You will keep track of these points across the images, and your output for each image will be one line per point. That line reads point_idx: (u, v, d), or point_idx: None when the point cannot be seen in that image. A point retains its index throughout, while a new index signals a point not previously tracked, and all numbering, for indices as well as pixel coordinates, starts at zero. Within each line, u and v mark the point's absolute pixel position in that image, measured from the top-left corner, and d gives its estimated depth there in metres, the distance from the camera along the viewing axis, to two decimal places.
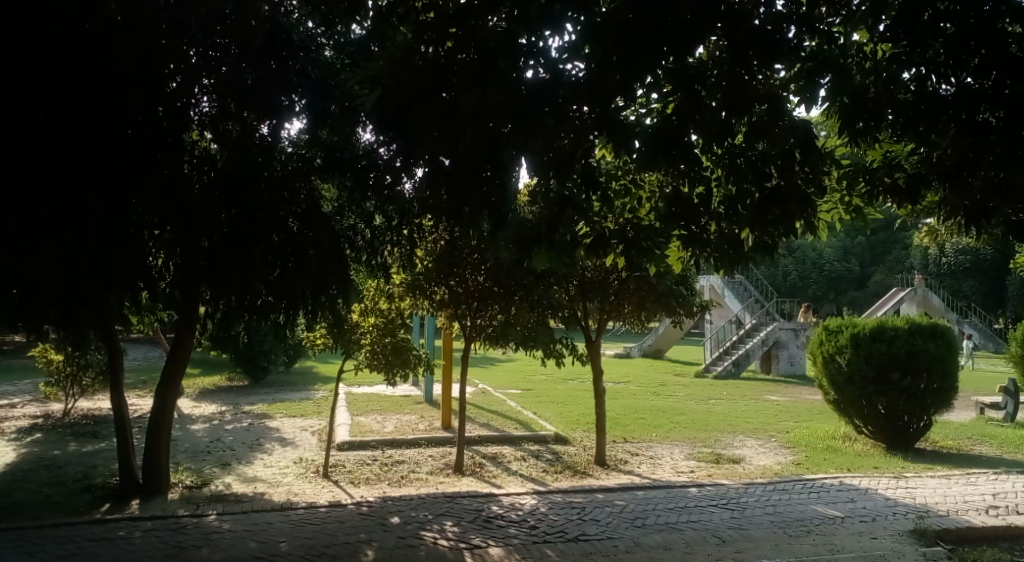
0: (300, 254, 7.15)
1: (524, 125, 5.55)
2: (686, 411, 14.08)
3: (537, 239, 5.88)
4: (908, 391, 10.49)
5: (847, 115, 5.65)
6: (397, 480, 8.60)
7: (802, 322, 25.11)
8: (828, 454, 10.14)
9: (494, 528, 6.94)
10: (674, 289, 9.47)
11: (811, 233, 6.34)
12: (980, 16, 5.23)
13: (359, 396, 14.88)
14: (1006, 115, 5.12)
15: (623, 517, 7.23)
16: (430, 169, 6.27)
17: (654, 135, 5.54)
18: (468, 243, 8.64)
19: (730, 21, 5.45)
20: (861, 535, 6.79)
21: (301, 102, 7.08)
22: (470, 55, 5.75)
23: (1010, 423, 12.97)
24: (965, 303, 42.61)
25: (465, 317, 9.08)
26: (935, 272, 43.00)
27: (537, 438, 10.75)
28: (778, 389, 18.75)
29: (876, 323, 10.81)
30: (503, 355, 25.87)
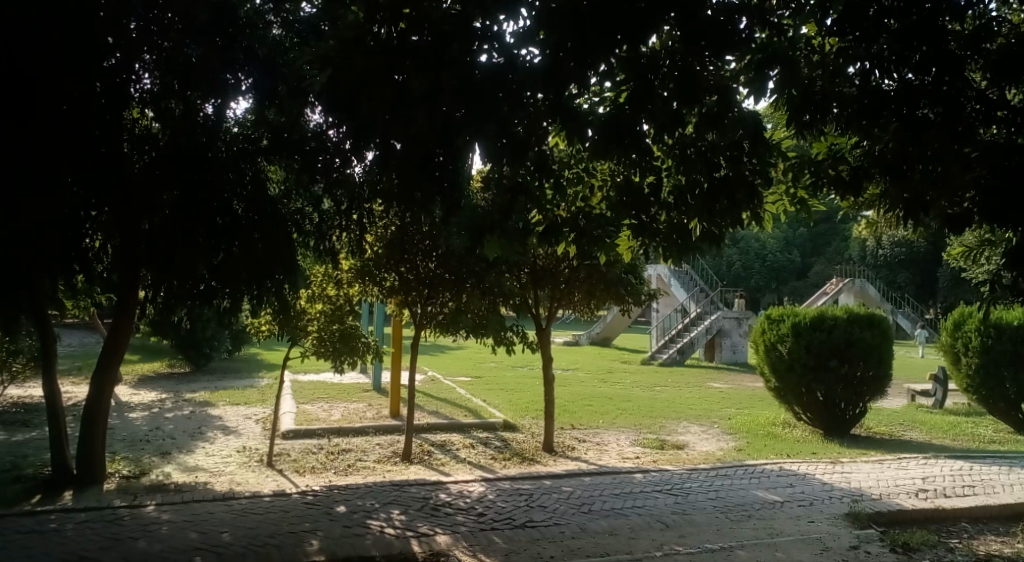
0: (245, 238, 7.01)
1: (477, 111, 5.50)
2: (631, 397, 14.27)
3: (491, 227, 5.88)
4: (845, 379, 10.84)
5: (795, 106, 5.82)
6: (343, 469, 8.51)
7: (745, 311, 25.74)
8: (768, 440, 10.41)
9: (442, 515, 6.93)
10: (624, 277, 9.57)
11: (758, 224, 6.43)
12: (923, 13, 5.43)
13: (305, 384, 14.67)
14: (943, 111, 5.44)
15: (570, 503, 7.30)
16: (382, 151, 6.16)
17: (609, 123, 5.58)
18: (421, 229, 8.56)
19: (683, 11, 5.51)
20: (800, 519, 6.99)
21: (248, 80, 6.86)
22: (425, 37, 5.70)
23: (939, 409, 13.63)
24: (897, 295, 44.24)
25: (415, 304, 9.05)
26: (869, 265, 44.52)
27: (486, 425, 10.77)
28: (722, 377, 19.19)
29: (816, 312, 11.12)
30: (453, 343, 25.86)
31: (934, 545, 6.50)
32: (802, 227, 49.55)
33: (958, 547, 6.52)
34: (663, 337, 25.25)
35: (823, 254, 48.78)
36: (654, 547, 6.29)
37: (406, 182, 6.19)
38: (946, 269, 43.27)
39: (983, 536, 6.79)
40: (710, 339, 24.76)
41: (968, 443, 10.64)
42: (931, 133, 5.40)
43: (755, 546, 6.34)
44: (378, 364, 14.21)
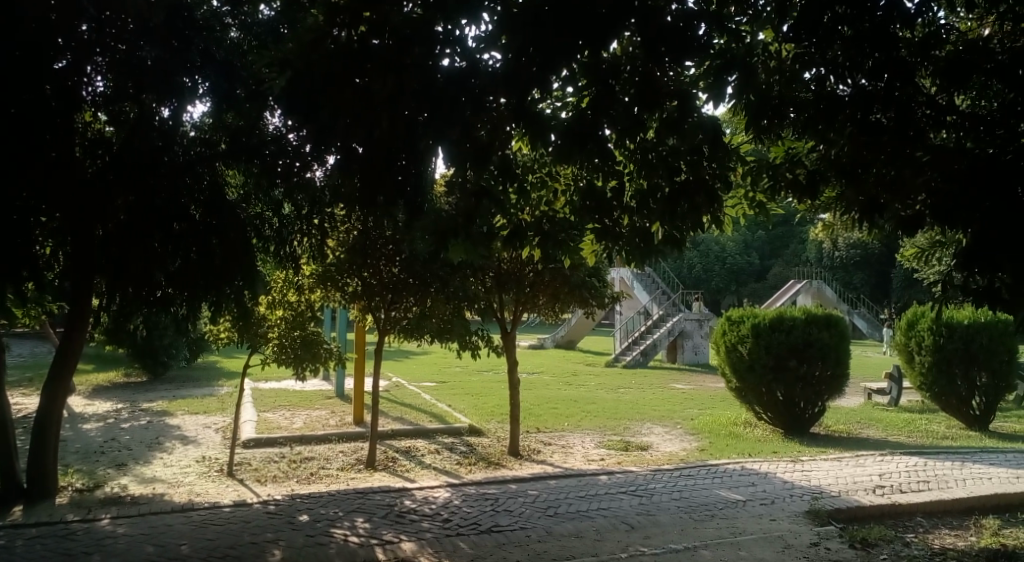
0: (204, 244, 6.85)
1: (440, 115, 5.48)
2: (596, 400, 14.34)
3: (454, 231, 5.86)
4: (804, 378, 11.05)
5: (753, 111, 5.86)
6: (306, 477, 8.39)
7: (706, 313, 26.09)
8: (729, 440, 10.55)
9: (407, 522, 6.86)
10: (588, 280, 9.62)
11: (718, 227, 6.57)
12: (875, 21, 5.46)
13: (266, 391, 14.44)
14: (896, 116, 5.51)
15: (535, 507, 7.29)
16: (342, 155, 5.98)
17: (569, 128, 5.58)
18: (383, 233, 8.48)
19: (643, 18, 5.55)
20: (762, 517, 7.10)
21: (205, 85, 6.74)
22: (386, 41, 5.63)
23: (894, 406, 14.01)
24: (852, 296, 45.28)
25: (379, 310, 8.99)
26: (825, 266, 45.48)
27: (451, 430, 10.72)
28: (684, 378, 19.43)
29: (776, 313, 11.31)
30: (417, 348, 25.74)
31: (891, 540, 6.64)
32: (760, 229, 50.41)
33: (914, 541, 6.68)
34: (626, 339, 25.46)
35: (781, 255, 49.67)
36: (620, 548, 6.31)
37: (368, 185, 6.01)
38: (899, 270, 44.39)
39: (938, 530, 6.96)
40: (672, 341, 25.05)
41: (922, 439, 10.91)
42: (884, 138, 5.52)
43: (718, 545, 6.41)
44: (341, 370, 14.06)
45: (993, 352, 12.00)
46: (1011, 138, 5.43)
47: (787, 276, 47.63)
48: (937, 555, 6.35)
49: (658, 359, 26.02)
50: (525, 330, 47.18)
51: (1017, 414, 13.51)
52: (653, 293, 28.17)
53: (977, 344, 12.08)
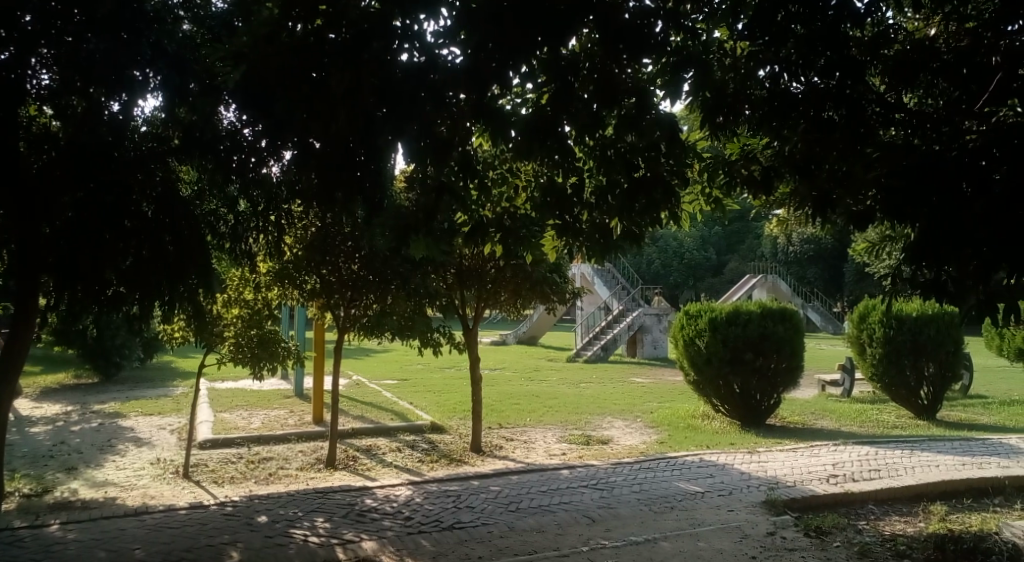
0: (156, 243, 6.60)
1: (400, 109, 5.46)
2: (557, 395, 14.40)
3: (414, 228, 5.84)
4: (760, 370, 11.26)
5: (709, 108, 6.00)
6: (264, 478, 8.27)
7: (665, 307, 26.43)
8: (688, 432, 10.69)
9: (368, 521, 6.81)
10: (549, 276, 9.66)
11: (676, 222, 6.61)
12: (827, 20, 5.54)
13: (223, 391, 14.17)
14: (847, 113, 5.66)
15: (497, 503, 7.30)
16: (299, 151, 5.86)
17: (530, 123, 5.65)
18: (342, 230, 8.41)
19: (603, 15, 5.50)
20: (720, 508, 7.21)
21: (157, 78, 6.45)
22: (342, 35, 5.53)
23: (847, 397, 14.39)
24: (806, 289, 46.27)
25: (338, 307, 8.92)
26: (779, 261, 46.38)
27: (413, 428, 10.67)
28: (644, 372, 19.63)
29: (732, 307, 11.51)
30: (378, 345, 25.54)
31: (843, 528, 6.81)
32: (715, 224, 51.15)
33: (865, 528, 6.86)
34: (588, 334, 25.63)
35: (736, 250, 50.44)
36: (581, 542, 6.36)
37: (324, 183, 5.85)
38: (851, 264, 45.47)
39: (889, 517, 7.16)
40: (632, 335, 25.32)
41: (873, 429, 11.19)
42: (835, 136, 5.72)
43: (678, 537, 6.49)
44: (301, 369, 13.89)
45: (941, 342, 12.35)
46: (957, 135, 5.30)
47: (742, 270, 48.43)
48: (887, 541, 6.53)
49: (619, 353, 26.25)
50: (486, 326, 47.16)
51: (964, 403, 13.94)
52: (614, 288, 28.41)
53: (925, 335, 12.43)
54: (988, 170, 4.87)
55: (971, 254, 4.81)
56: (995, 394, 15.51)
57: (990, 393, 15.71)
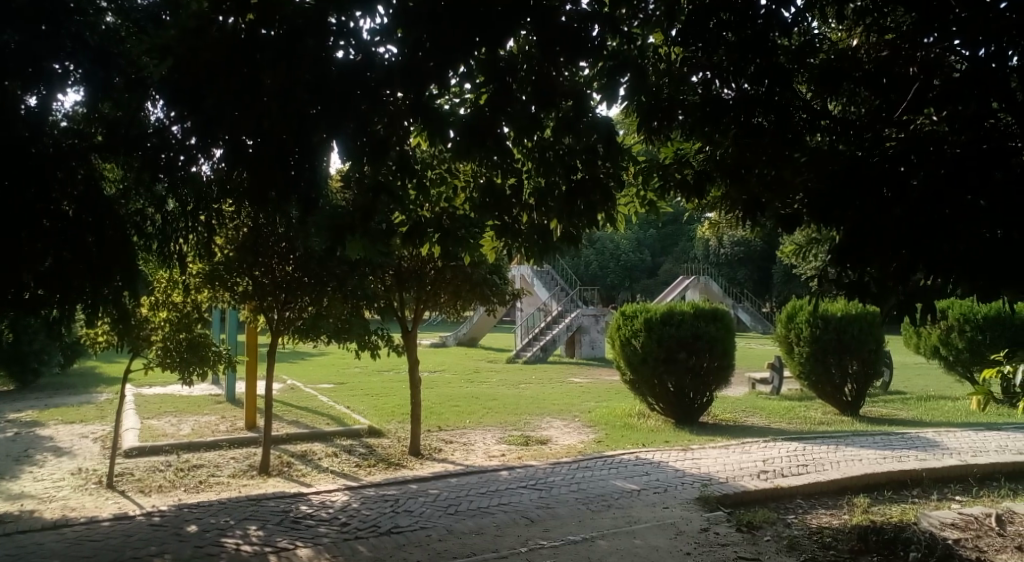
0: (77, 241, 6.24)
1: (334, 109, 5.31)
2: (495, 396, 14.40)
3: (351, 228, 5.71)
4: (692, 369, 11.49)
5: (644, 112, 6.12)
6: (194, 486, 8.01)
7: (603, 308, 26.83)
8: (625, 431, 10.84)
9: (303, 528, 6.67)
10: (489, 278, 9.70)
11: (611, 224, 6.70)
12: (757, 27, 5.70)
13: (151, 397, 13.68)
14: (775, 119, 5.76)
15: (436, 506, 7.24)
16: (230, 148, 5.54)
17: (470, 125, 5.50)
18: (276, 230, 8.27)
19: (540, 16, 5.56)
20: (655, 506, 7.32)
21: (78, 72, 6.24)
22: (275, 31, 5.34)
23: (776, 394, 14.86)
24: (736, 290, 47.63)
25: (272, 310, 8.79)
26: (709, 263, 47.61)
27: (349, 432, 10.49)
28: (582, 372, 19.82)
29: (666, 308, 11.78)
30: (313, 349, 25.18)
31: (773, 522, 7.00)
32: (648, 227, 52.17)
33: (794, 522, 7.07)
34: (527, 335, 25.83)
35: (669, 253, 51.48)
36: (519, 543, 6.36)
37: (259, 181, 5.71)
38: (778, 266, 46.97)
39: (816, 511, 7.39)
40: (570, 336, 25.65)
41: (800, 425, 11.56)
42: (765, 140, 5.76)
43: (615, 535, 6.56)
44: (234, 373, 13.56)
45: (863, 341, 12.87)
46: (879, 141, 5.44)
47: (674, 272, 49.52)
48: (815, 534, 6.75)
49: (557, 353, 26.48)
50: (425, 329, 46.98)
51: (884, 399, 14.54)
52: (554, 289, 28.80)
53: (849, 334, 12.92)
54: (904, 176, 4.95)
55: (892, 256, 4.88)
56: (913, 391, 16.25)
57: (908, 389, 16.43)
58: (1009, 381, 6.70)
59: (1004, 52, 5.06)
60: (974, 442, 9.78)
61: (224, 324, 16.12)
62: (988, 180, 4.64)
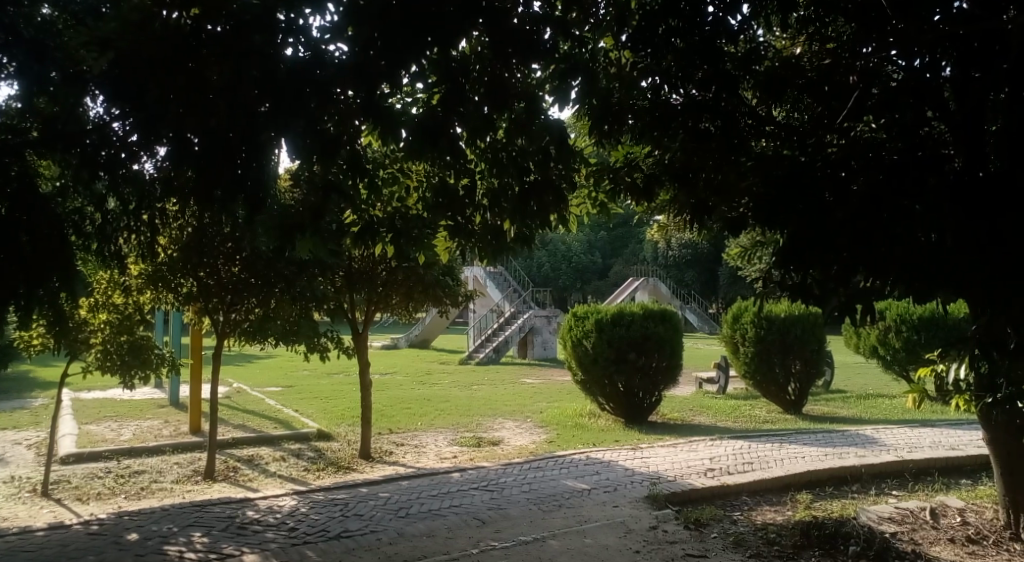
0: (9, 240, 5.81)
1: (284, 108, 5.14)
2: (447, 398, 14.35)
3: (300, 227, 5.60)
4: (642, 369, 11.63)
5: (596, 117, 6.14)
6: (136, 493, 7.78)
7: (555, 310, 27.02)
8: (577, 431, 10.90)
9: (249, 534, 6.52)
10: (441, 279, 9.68)
11: (564, 226, 6.66)
12: (703, 34, 5.84)
13: (89, 403, 13.18)
14: (722, 124, 5.78)
15: (386, 510, 7.17)
16: (174, 148, 5.28)
17: (422, 126, 5.46)
18: (222, 230, 8.09)
19: (491, 18, 5.59)
20: (605, 504, 7.40)
21: (11, 65, 6.07)
22: (220, 26, 5.28)
23: (723, 394, 15.16)
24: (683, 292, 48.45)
25: (217, 312, 8.63)
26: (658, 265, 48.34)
27: (298, 436, 10.34)
28: (533, 373, 19.86)
29: (616, 309, 11.92)
30: (261, 351, 24.74)
31: (720, 519, 7.13)
32: (598, 229, 52.77)
33: (740, 518, 7.21)
34: (479, 337, 25.85)
35: (618, 255, 52.11)
36: (471, 544, 6.34)
37: (202, 180, 5.40)
38: (724, 268, 47.94)
39: (760, 507, 7.55)
40: (522, 337, 25.77)
41: (745, 424, 11.80)
42: (711, 145, 5.76)
43: (566, 534, 6.60)
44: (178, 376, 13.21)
45: (806, 341, 13.19)
46: (820, 147, 5.47)
47: (624, 274, 50.11)
48: (759, 530, 6.89)
49: (509, 354, 26.53)
50: (375, 330, 46.46)
51: (825, 398, 14.93)
52: (507, 291, 28.93)
53: (792, 335, 13.27)
54: (845, 181, 5.00)
55: (833, 257, 4.81)
56: (854, 390, 16.76)
57: (848, 388, 16.92)
58: (943, 378, 6.97)
59: (938, 63, 5.35)
60: (910, 438, 10.13)
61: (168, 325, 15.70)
62: (925, 187, 4.72)
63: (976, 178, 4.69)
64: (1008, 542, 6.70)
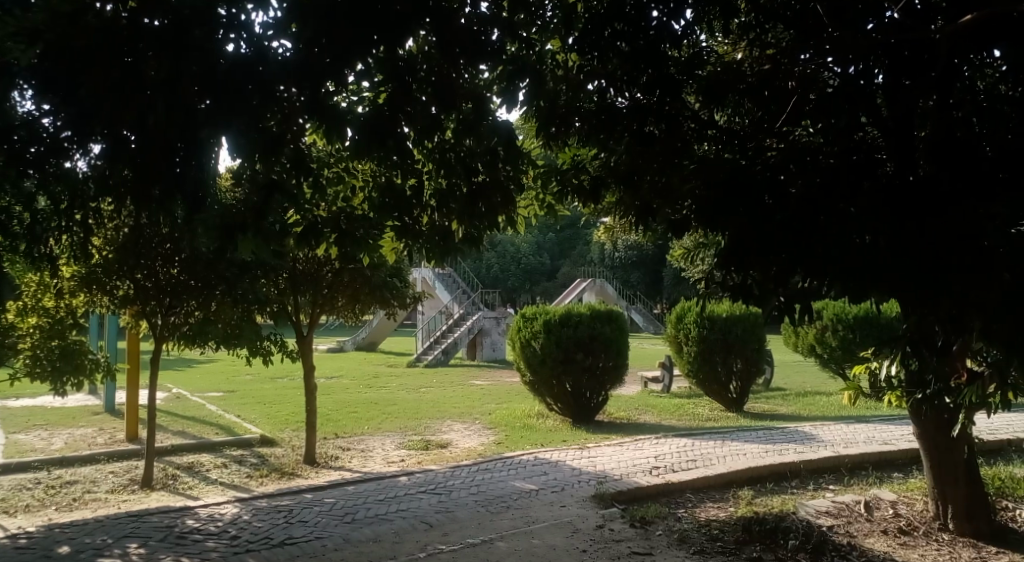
0: None
1: (226, 103, 4.99)
2: (393, 401, 14.22)
3: (242, 227, 5.42)
4: (589, 369, 11.72)
5: (542, 118, 6.24)
6: (67, 504, 7.48)
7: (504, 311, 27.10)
8: (524, 432, 10.92)
9: (189, 544, 6.33)
10: (388, 281, 9.60)
11: (512, 227, 6.66)
12: (649, 38, 5.81)
13: (18, 411, 12.61)
14: (666, 128, 5.89)
15: (332, 515, 7.05)
16: (109, 144, 5.13)
17: (368, 124, 5.35)
18: (160, 231, 7.89)
19: (439, 17, 5.56)
20: (552, 504, 7.43)
21: None
22: (158, 20, 5.02)
23: (667, 393, 15.41)
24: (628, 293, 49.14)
25: (155, 315, 8.39)
26: (604, 267, 48.90)
27: (240, 442, 10.10)
28: (482, 374, 19.87)
29: (564, 310, 11.98)
30: (201, 355, 24.15)
31: (665, 517, 7.22)
32: (544, 231, 53.13)
33: (684, 515, 7.32)
34: (427, 338, 25.76)
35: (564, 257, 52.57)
36: (418, 548, 6.29)
37: (139, 179, 5.26)
38: (668, 270, 48.78)
39: (703, 504, 7.67)
40: (471, 339, 25.78)
41: (688, 422, 12.00)
42: (656, 148, 5.87)
43: (513, 536, 6.60)
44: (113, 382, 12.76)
45: (746, 340, 13.50)
46: (760, 151, 5.48)
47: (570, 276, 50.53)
48: (703, 526, 7.00)
49: (458, 356, 26.50)
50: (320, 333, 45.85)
51: (765, 395, 15.33)
52: (456, 292, 28.93)
53: (733, 334, 13.56)
54: (785, 183, 5.03)
55: (771, 258, 4.86)
56: (794, 387, 17.24)
57: (787, 386, 17.42)
58: (877, 375, 7.22)
59: (871, 71, 5.47)
60: (845, 434, 10.45)
61: (103, 329, 15.17)
62: (858, 189, 4.82)
63: (907, 182, 4.80)
64: (937, 532, 6.96)
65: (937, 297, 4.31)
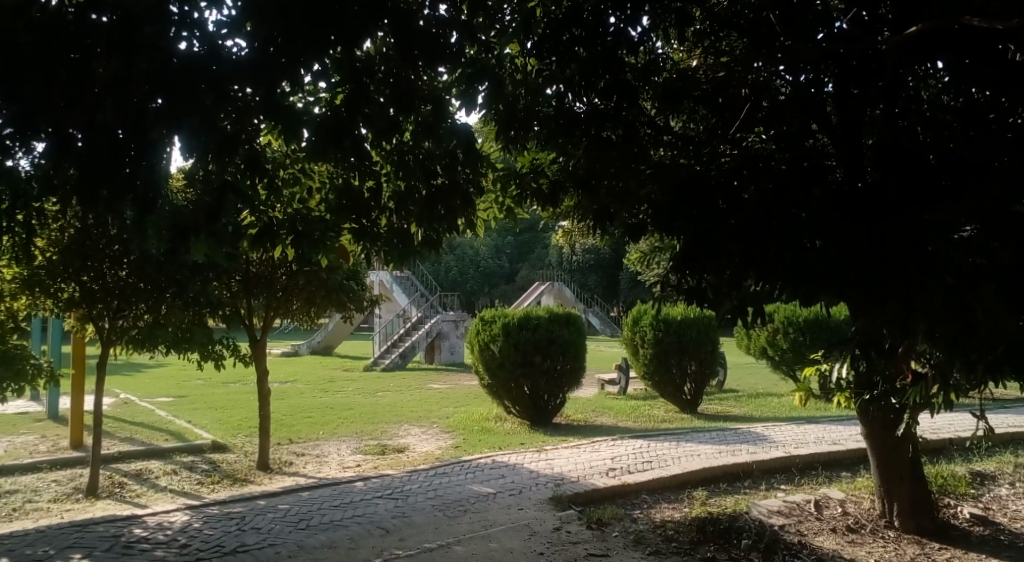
0: None
1: (179, 101, 4.84)
2: (348, 405, 14.06)
3: (194, 228, 5.28)
4: (546, 372, 11.75)
5: (501, 122, 6.14)
6: (7, 514, 7.22)
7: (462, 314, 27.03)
8: (481, 435, 10.88)
9: (136, 553, 6.16)
10: (344, 283, 9.49)
11: (471, 230, 6.63)
12: (606, 44, 5.80)
13: None
14: (623, 134, 5.92)
15: (286, 522, 6.93)
16: (53, 142, 4.87)
17: (325, 126, 5.28)
18: (107, 233, 7.67)
19: (397, 19, 5.45)
20: (510, 507, 7.40)
21: None
22: (109, 16, 4.93)
23: (624, 395, 15.52)
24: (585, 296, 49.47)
25: (102, 319, 8.17)
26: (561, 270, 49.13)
27: (190, 448, 9.87)
28: (439, 378, 19.77)
29: (523, 313, 11.97)
30: (152, 361, 23.58)
31: (621, 518, 7.26)
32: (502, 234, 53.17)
33: (639, 517, 7.36)
34: (385, 342, 25.58)
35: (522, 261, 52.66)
36: (375, 554, 6.21)
37: (86, 181, 4.92)
38: (624, 273, 49.27)
39: (658, 505, 7.74)
40: (429, 342, 25.66)
41: (644, 424, 12.10)
42: (614, 152, 5.85)
43: (471, 540, 6.56)
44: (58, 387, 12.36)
45: (700, 343, 13.68)
46: (714, 157, 5.62)
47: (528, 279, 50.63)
48: (658, 527, 7.05)
49: (416, 359, 26.34)
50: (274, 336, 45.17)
51: (720, 397, 15.54)
52: (414, 295, 28.76)
53: (688, 336, 13.73)
54: (738, 190, 5.03)
55: (727, 261, 4.82)
56: (748, 389, 17.54)
57: (741, 388, 17.69)
58: (826, 378, 7.38)
59: (821, 79, 5.59)
60: (796, 434, 10.65)
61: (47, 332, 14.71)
62: (809, 197, 4.83)
63: (855, 189, 4.88)
64: (884, 529, 7.13)
65: (884, 301, 4.40)
